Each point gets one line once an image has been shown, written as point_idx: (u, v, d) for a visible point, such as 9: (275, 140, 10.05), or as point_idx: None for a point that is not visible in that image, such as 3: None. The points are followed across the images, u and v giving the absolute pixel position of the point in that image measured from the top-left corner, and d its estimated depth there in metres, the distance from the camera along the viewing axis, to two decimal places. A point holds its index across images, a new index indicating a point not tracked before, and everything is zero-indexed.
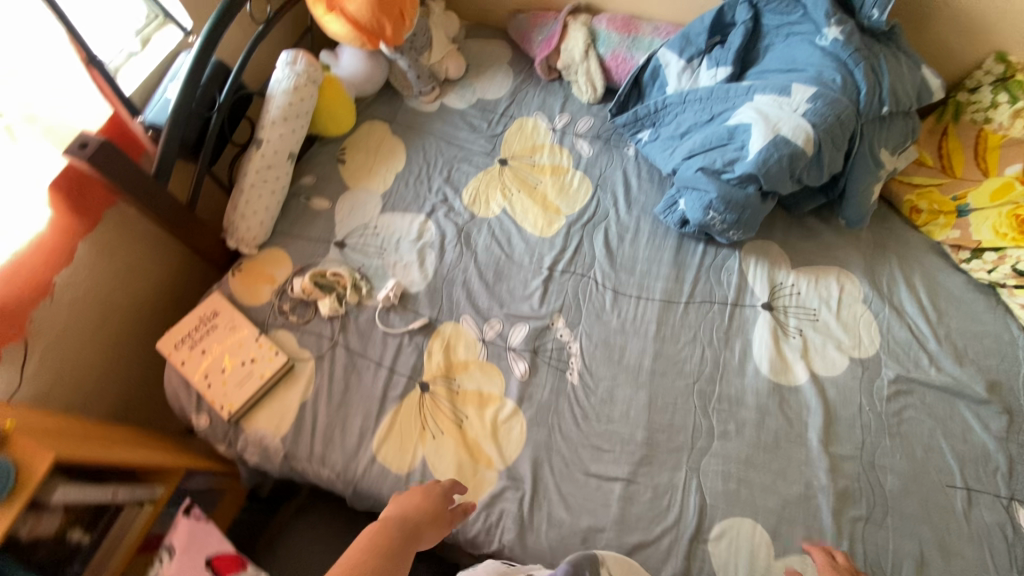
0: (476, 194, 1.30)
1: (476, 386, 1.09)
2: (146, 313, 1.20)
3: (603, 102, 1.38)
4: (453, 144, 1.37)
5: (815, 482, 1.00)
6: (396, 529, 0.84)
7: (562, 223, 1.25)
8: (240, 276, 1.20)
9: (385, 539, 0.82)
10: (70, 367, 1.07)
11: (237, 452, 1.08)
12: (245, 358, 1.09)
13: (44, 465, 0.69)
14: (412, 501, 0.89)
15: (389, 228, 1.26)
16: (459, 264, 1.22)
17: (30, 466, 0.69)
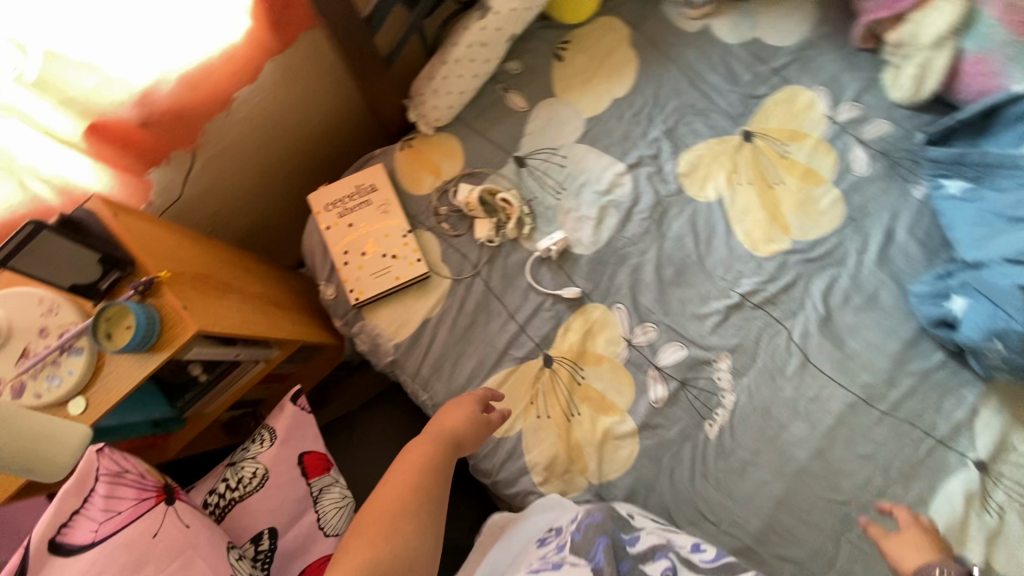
0: (696, 164, 1.03)
1: (603, 387, 0.96)
2: (305, 146, 1.12)
3: (918, 109, 1.02)
4: (695, 87, 1.07)
5: None
6: (443, 450, 0.82)
7: (782, 247, 0.99)
8: (408, 153, 1.07)
9: (434, 461, 0.80)
10: (225, 180, 1.02)
11: (349, 333, 1.04)
12: (388, 251, 1.00)
13: (184, 332, 0.64)
14: (460, 419, 0.86)
15: (579, 164, 1.05)
16: (640, 243, 1.01)
17: (172, 326, 0.64)
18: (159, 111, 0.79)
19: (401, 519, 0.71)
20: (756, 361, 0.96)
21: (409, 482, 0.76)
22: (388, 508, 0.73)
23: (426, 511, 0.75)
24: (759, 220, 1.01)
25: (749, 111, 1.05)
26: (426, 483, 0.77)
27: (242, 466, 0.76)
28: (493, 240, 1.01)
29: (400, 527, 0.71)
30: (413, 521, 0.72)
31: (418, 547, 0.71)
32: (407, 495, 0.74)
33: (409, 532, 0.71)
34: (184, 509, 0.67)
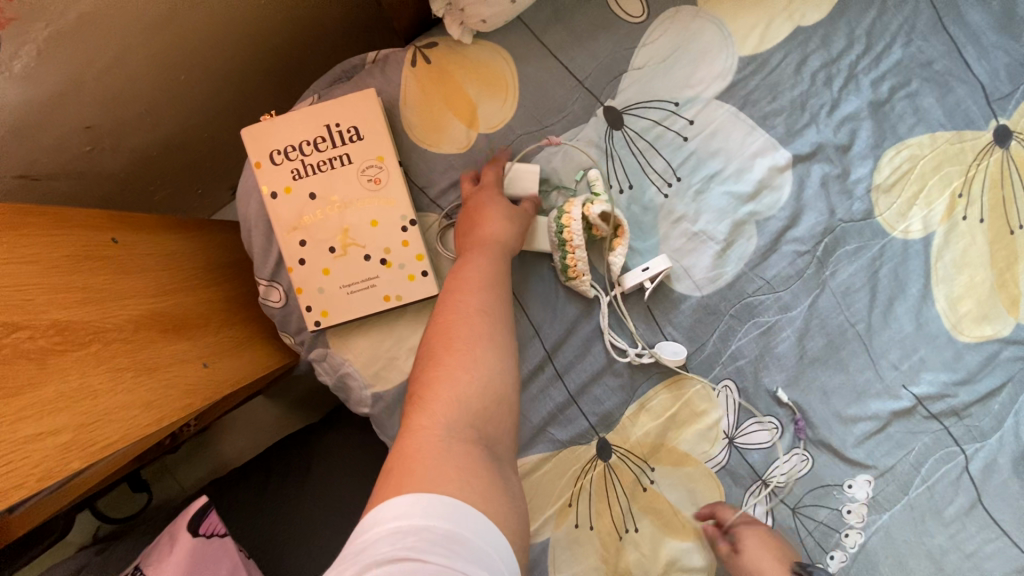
0: (907, 171, 0.62)
1: (677, 499, 0.65)
2: (244, 19, 0.66)
3: None
4: (940, 29, 0.61)
5: None
6: (503, 264, 0.54)
7: (999, 335, 0.63)
8: (424, 72, 0.61)
9: (501, 278, 0.52)
10: (93, 77, 0.58)
11: (305, 360, 0.67)
12: (373, 251, 0.60)
13: None
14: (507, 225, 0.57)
15: (712, 140, 0.62)
16: (782, 291, 0.63)
17: None
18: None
19: (471, 354, 0.46)
20: (907, 495, 0.64)
21: (475, 307, 0.49)
22: (453, 348, 0.46)
23: (501, 338, 0.48)
24: (977, 283, 0.63)
25: (1019, 92, 0.62)
26: (501, 309, 0.50)
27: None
28: (589, 292, 0.62)
29: (478, 371, 0.45)
30: (493, 358, 0.46)
31: (509, 392, 0.46)
32: (480, 329, 0.47)
33: (485, 368, 0.45)
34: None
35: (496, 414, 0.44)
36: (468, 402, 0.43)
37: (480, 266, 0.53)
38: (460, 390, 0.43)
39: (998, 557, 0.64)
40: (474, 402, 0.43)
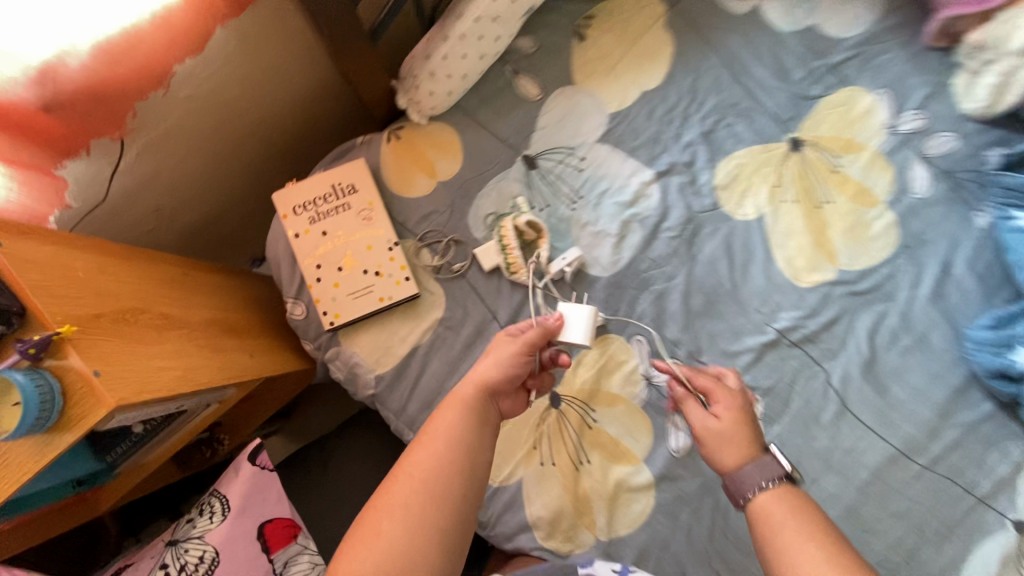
0: (736, 175, 0.89)
1: (617, 432, 0.85)
2: (271, 130, 0.94)
3: (993, 127, 0.87)
4: (738, 81, 0.90)
5: None
6: (466, 424, 0.64)
7: (826, 279, 0.87)
8: (396, 145, 0.89)
9: (457, 448, 0.62)
10: (168, 170, 0.84)
11: (322, 360, 0.88)
12: (370, 266, 0.84)
13: (101, 407, 0.48)
14: (493, 367, 0.69)
15: (599, 169, 0.89)
16: (666, 266, 0.87)
17: (84, 398, 0.48)
18: (65, 100, 0.61)
19: (391, 522, 0.56)
20: (789, 408, 0.85)
21: (418, 471, 0.60)
22: (382, 518, 0.56)
23: (428, 514, 0.57)
24: (803, 246, 0.87)
25: (801, 115, 0.89)
26: (444, 480, 0.59)
27: (184, 550, 0.62)
28: (527, 281, 0.86)
29: (387, 534, 0.55)
30: (407, 527, 0.55)
31: (421, 561, 0.54)
32: (412, 507, 0.57)
33: (405, 537, 0.55)
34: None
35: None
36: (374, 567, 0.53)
37: (436, 432, 0.63)
38: (365, 560, 0.53)
39: (867, 447, 0.84)
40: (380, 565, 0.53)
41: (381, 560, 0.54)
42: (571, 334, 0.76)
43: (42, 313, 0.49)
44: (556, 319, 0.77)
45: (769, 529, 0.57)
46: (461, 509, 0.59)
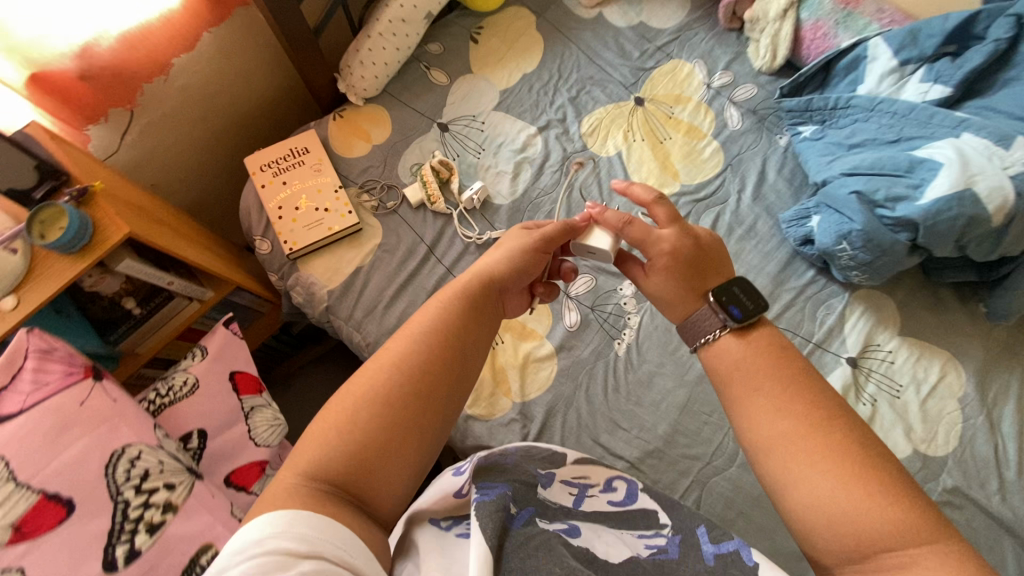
0: (598, 125, 1.18)
1: (523, 318, 1.07)
2: (248, 127, 1.21)
3: (777, 76, 1.19)
4: (592, 62, 1.22)
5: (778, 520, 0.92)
6: (442, 320, 0.65)
7: (674, 191, 1.13)
8: (340, 122, 1.17)
9: (429, 340, 0.63)
10: (164, 151, 1.08)
11: (285, 287, 1.10)
12: (320, 205, 1.08)
13: (117, 236, 0.70)
14: (497, 257, 0.76)
15: (495, 128, 1.18)
16: (551, 192, 1.13)
17: (106, 230, 0.70)
18: (94, 72, 0.88)
19: (356, 412, 0.57)
20: None
21: (389, 364, 0.60)
22: (350, 410, 0.57)
23: (398, 402, 0.58)
24: (653, 170, 1.14)
25: (640, 80, 1.21)
26: (414, 372, 0.60)
27: (172, 378, 0.80)
28: (445, 209, 1.11)
29: (354, 420, 0.56)
30: (376, 413, 0.57)
31: (387, 444, 0.56)
32: (382, 394, 0.58)
33: (374, 420, 0.56)
34: (117, 387, 0.66)
35: (364, 458, 0.55)
36: (339, 455, 0.54)
37: (412, 331, 0.64)
38: (330, 442, 0.55)
39: None
40: (348, 443, 0.55)
41: (344, 452, 0.55)
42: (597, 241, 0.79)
43: (79, 180, 0.72)
44: (584, 219, 0.82)
45: (730, 382, 0.67)
46: (432, 411, 0.60)
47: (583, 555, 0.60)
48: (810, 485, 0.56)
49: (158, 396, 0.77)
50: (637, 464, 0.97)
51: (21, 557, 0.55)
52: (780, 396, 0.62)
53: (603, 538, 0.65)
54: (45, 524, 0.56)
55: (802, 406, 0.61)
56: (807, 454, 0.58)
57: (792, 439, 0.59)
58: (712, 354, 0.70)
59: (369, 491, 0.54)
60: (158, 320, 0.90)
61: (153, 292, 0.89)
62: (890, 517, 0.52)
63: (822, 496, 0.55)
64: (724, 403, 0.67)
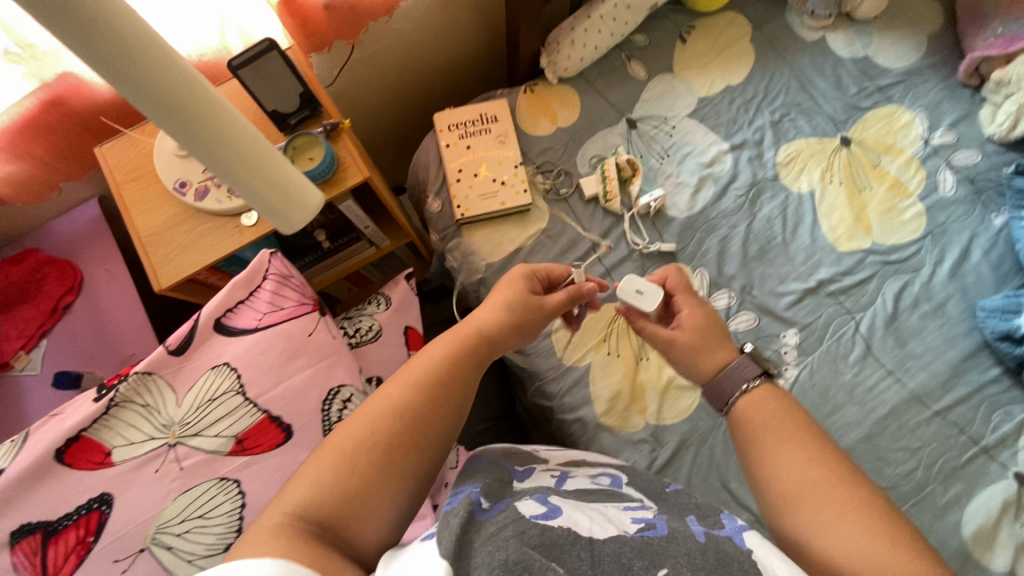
0: (794, 156, 1.10)
1: None
2: (438, 81, 1.20)
3: (1008, 148, 1.08)
4: (802, 89, 1.14)
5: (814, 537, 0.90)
6: (446, 361, 0.60)
7: (862, 246, 1.05)
8: (529, 96, 1.14)
9: (438, 378, 0.58)
10: (364, 90, 1.10)
11: (444, 249, 1.11)
12: (498, 177, 1.07)
13: (356, 179, 0.72)
14: (496, 314, 0.66)
15: (685, 136, 1.12)
16: (730, 216, 1.08)
17: (347, 171, 0.72)
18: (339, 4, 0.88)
19: (346, 456, 0.50)
20: (823, 343, 1.01)
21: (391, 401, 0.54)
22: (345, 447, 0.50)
23: (399, 441, 0.52)
24: (845, 218, 1.06)
25: (851, 119, 1.12)
26: (414, 413, 0.54)
27: (359, 320, 0.83)
28: (618, 209, 1.06)
29: (347, 461, 0.49)
30: (374, 459, 0.50)
31: (376, 488, 0.49)
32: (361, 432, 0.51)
33: (363, 461, 0.50)
34: (332, 325, 0.69)
35: (347, 501, 0.48)
36: (330, 495, 0.47)
37: (416, 371, 0.57)
38: (317, 483, 0.48)
39: (888, 386, 0.97)
40: (338, 484, 0.48)
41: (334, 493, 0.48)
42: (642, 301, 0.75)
43: (327, 113, 0.75)
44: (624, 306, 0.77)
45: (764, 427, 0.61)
46: (415, 445, 0.53)
47: (543, 537, 0.46)
48: (833, 536, 0.51)
49: (348, 334, 0.80)
50: (763, 519, 0.90)
51: (241, 468, 0.59)
52: (811, 445, 0.58)
53: (586, 516, 0.53)
54: (265, 443, 0.60)
55: (814, 449, 0.58)
56: (835, 506, 0.53)
57: (817, 488, 0.55)
58: (750, 403, 0.65)
59: (357, 527, 0.47)
60: (341, 257, 0.93)
61: (344, 230, 0.91)
62: (889, 553, 0.49)
63: (850, 549, 0.50)
64: (747, 449, 0.62)
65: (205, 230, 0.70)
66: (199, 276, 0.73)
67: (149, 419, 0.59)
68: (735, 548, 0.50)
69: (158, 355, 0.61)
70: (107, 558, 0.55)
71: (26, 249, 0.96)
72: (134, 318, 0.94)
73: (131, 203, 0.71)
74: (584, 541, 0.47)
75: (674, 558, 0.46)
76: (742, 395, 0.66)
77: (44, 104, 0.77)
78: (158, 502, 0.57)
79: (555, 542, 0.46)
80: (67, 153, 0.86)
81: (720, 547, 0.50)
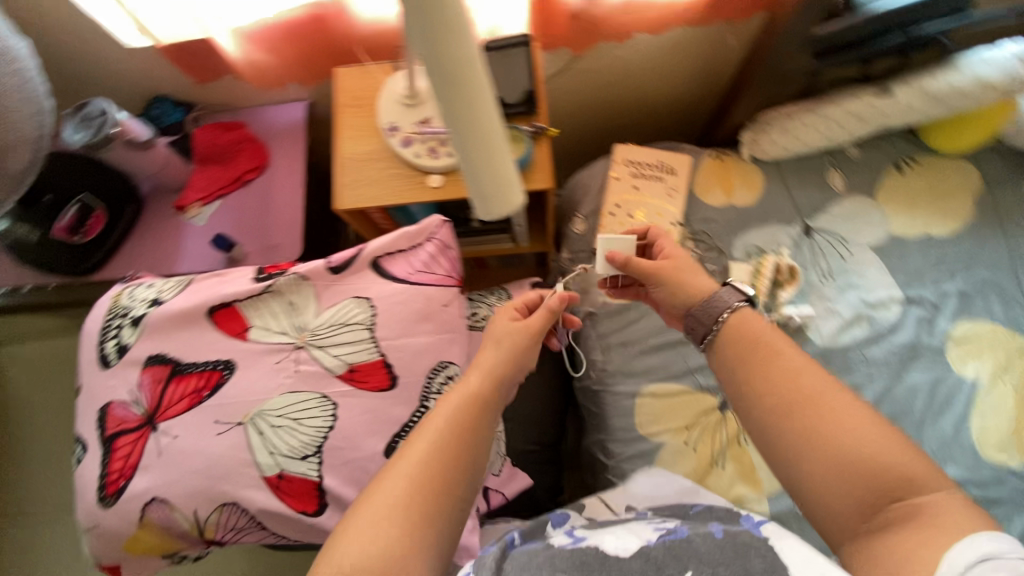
0: (971, 337, 0.99)
1: (758, 462, 0.95)
2: (632, 114, 1.20)
3: None
4: (1012, 270, 1.02)
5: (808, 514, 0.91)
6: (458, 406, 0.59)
7: (1011, 465, 0.92)
8: (715, 163, 1.11)
9: (458, 422, 0.56)
10: (564, 97, 1.12)
11: (571, 269, 1.11)
12: (651, 227, 1.05)
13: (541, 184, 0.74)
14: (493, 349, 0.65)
15: (858, 266, 1.04)
16: (872, 367, 0.99)
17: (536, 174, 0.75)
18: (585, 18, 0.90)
19: (384, 521, 0.48)
20: None
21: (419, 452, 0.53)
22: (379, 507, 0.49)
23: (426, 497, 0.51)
24: (1002, 427, 0.94)
25: None
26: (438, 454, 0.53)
27: (478, 305, 0.86)
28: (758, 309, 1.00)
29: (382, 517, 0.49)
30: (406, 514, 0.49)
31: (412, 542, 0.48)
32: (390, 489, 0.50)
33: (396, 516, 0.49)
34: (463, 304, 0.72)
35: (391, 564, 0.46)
36: (372, 559, 0.46)
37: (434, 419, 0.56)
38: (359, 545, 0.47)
39: None
40: (381, 542, 0.47)
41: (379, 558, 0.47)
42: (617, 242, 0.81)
43: (541, 115, 0.77)
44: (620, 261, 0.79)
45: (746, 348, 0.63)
46: (448, 500, 0.52)
47: (575, 559, 0.54)
48: (829, 435, 0.53)
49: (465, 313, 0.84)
50: None
51: (343, 394, 0.63)
52: (801, 358, 0.59)
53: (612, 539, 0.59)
54: (370, 382, 0.64)
55: (802, 363, 0.59)
56: (844, 416, 0.53)
57: (810, 403, 0.55)
58: (741, 319, 0.65)
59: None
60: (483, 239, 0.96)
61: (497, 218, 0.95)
62: (872, 442, 0.52)
63: (861, 448, 0.51)
64: (739, 364, 0.62)
65: (395, 174, 0.75)
66: (371, 210, 0.78)
67: (287, 316, 0.65)
68: (750, 538, 0.55)
69: (318, 266, 0.67)
70: (211, 416, 0.62)
71: (236, 120, 1.08)
72: (291, 215, 1.03)
73: (346, 126, 0.78)
74: (609, 557, 0.54)
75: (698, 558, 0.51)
76: (731, 313, 0.66)
77: (310, 16, 0.87)
78: (268, 389, 0.62)
79: (586, 561, 0.53)
80: (306, 63, 0.96)
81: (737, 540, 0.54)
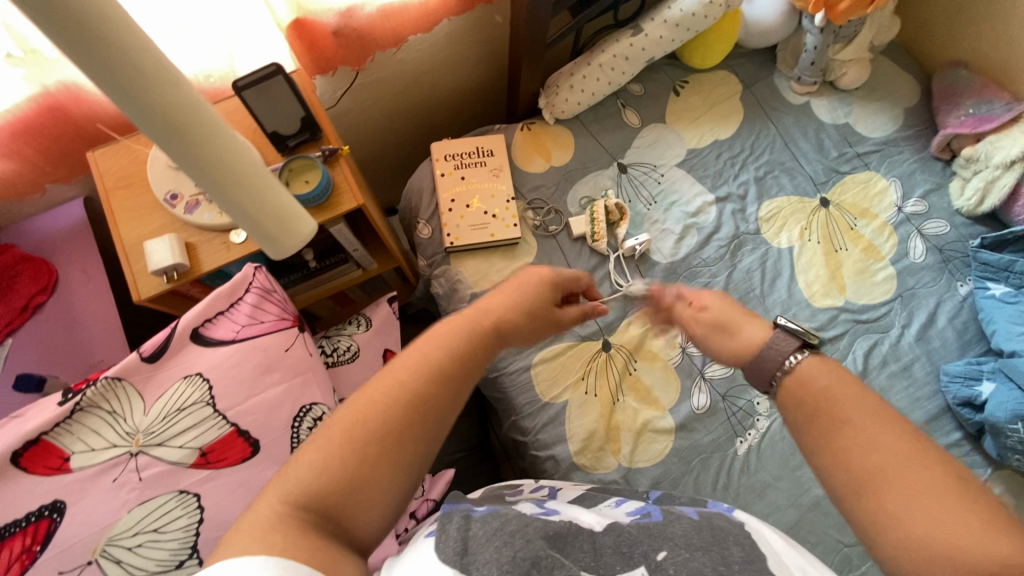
0: (775, 213, 1.14)
1: (651, 383, 1.03)
2: (436, 110, 1.22)
3: (974, 221, 1.14)
4: (786, 148, 1.20)
5: (676, 409, 1.02)
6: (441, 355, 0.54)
7: (836, 303, 1.09)
8: (527, 134, 1.17)
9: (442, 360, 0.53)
10: (362, 112, 1.10)
11: (431, 274, 1.12)
12: (490, 210, 1.09)
13: (350, 203, 0.73)
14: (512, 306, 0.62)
15: (673, 185, 1.15)
16: (713, 265, 1.11)
17: (343, 195, 0.73)
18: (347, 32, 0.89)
19: (320, 456, 0.46)
20: None
21: (400, 385, 0.51)
22: (361, 420, 0.48)
23: (387, 443, 0.48)
24: (820, 276, 1.10)
25: (831, 181, 1.17)
26: (410, 406, 0.50)
27: (337, 340, 0.83)
28: (605, 250, 1.08)
29: (338, 451, 0.46)
30: (378, 456, 0.47)
31: (374, 462, 0.47)
32: (365, 421, 0.48)
33: (333, 457, 0.46)
34: (309, 342, 0.72)
35: (340, 492, 0.45)
36: (323, 474, 0.45)
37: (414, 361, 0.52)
38: (310, 469, 0.45)
39: None
40: (334, 476, 0.46)
41: (332, 479, 0.45)
42: (156, 257, 0.66)
43: (329, 138, 0.76)
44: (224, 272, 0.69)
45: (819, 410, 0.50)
46: (406, 447, 0.48)
47: (549, 530, 0.49)
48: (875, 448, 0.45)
49: (324, 353, 0.81)
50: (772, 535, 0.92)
51: (202, 482, 0.59)
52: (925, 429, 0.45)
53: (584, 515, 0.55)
54: (229, 457, 0.60)
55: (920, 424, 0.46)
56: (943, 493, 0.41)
57: (924, 485, 0.42)
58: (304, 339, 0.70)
59: (350, 519, 0.45)
60: (327, 276, 0.93)
61: (332, 250, 0.91)
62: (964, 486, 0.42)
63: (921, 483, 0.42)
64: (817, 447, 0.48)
65: (191, 243, 0.70)
66: (180, 288, 0.72)
67: (113, 426, 0.59)
68: (727, 522, 0.52)
69: (130, 361, 0.62)
70: (53, 569, 0.53)
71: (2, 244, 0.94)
72: (107, 322, 0.92)
73: (118, 211, 0.71)
74: (586, 535, 0.50)
75: (671, 537, 0.47)
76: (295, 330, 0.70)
77: (39, 108, 0.77)
78: (113, 513, 0.56)
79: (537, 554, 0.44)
80: (57, 155, 0.85)
81: (712, 522, 0.52)
